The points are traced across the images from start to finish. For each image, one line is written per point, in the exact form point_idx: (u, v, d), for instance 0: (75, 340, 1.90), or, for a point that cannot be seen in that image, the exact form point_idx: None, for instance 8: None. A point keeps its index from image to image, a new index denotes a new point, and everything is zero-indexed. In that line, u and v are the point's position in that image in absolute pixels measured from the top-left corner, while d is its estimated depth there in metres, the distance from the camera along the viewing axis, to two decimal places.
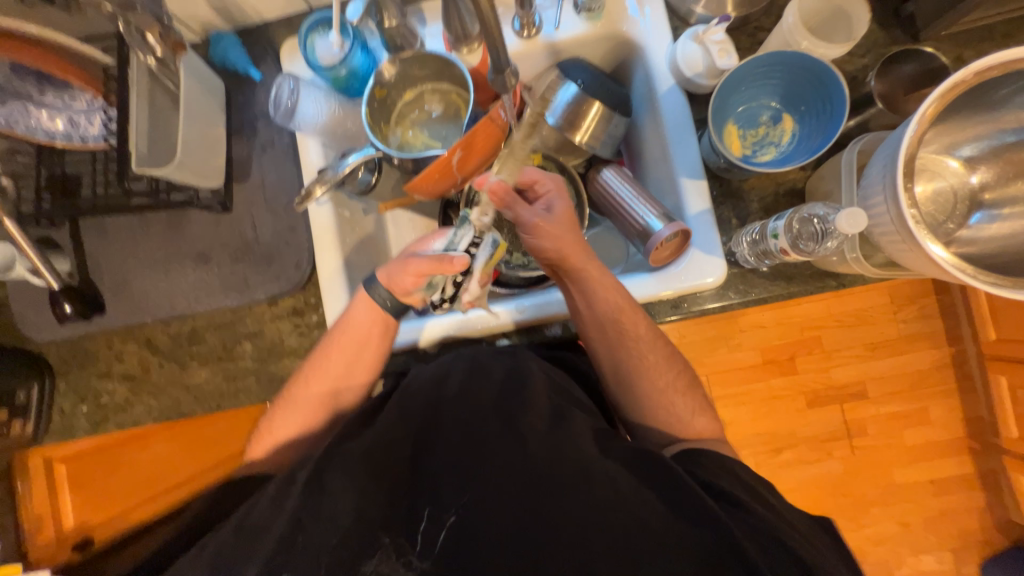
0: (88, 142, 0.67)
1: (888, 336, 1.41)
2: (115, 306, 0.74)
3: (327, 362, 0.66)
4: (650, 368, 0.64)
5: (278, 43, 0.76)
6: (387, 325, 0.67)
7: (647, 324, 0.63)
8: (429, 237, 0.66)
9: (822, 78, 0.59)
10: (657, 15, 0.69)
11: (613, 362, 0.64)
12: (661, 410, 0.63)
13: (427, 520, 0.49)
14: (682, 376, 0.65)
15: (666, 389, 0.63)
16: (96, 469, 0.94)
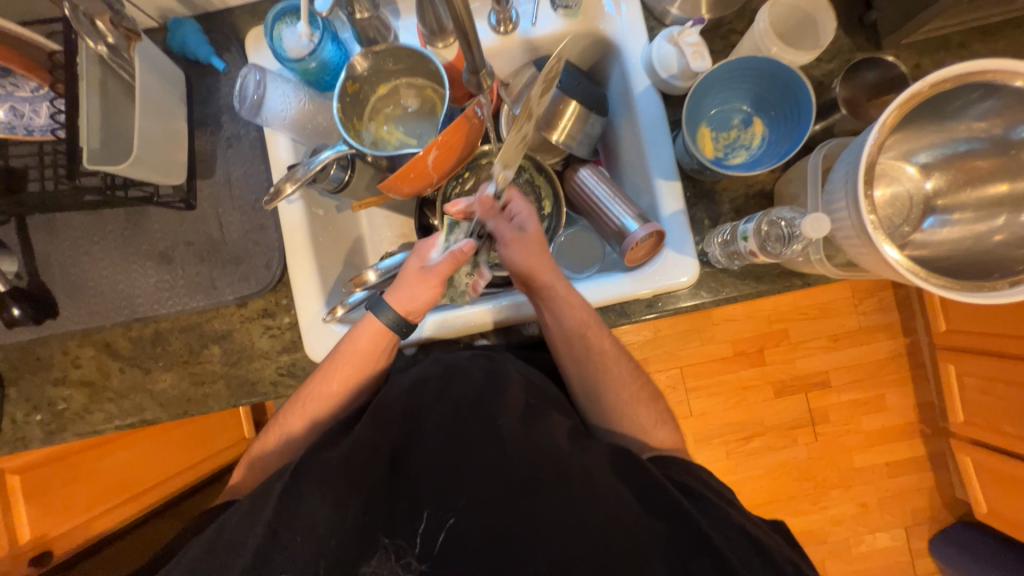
0: (34, 134, 0.62)
1: (849, 328, 1.48)
2: (70, 308, 0.70)
3: (325, 385, 0.63)
4: (615, 381, 0.65)
5: (242, 31, 0.72)
6: (392, 344, 0.65)
7: (612, 340, 0.65)
8: (418, 250, 0.64)
9: (790, 84, 0.61)
10: (634, 14, 0.69)
11: (581, 376, 0.66)
12: (624, 419, 0.64)
13: (426, 522, 0.50)
14: (643, 388, 0.67)
15: (630, 401, 0.65)
16: (59, 478, 0.90)
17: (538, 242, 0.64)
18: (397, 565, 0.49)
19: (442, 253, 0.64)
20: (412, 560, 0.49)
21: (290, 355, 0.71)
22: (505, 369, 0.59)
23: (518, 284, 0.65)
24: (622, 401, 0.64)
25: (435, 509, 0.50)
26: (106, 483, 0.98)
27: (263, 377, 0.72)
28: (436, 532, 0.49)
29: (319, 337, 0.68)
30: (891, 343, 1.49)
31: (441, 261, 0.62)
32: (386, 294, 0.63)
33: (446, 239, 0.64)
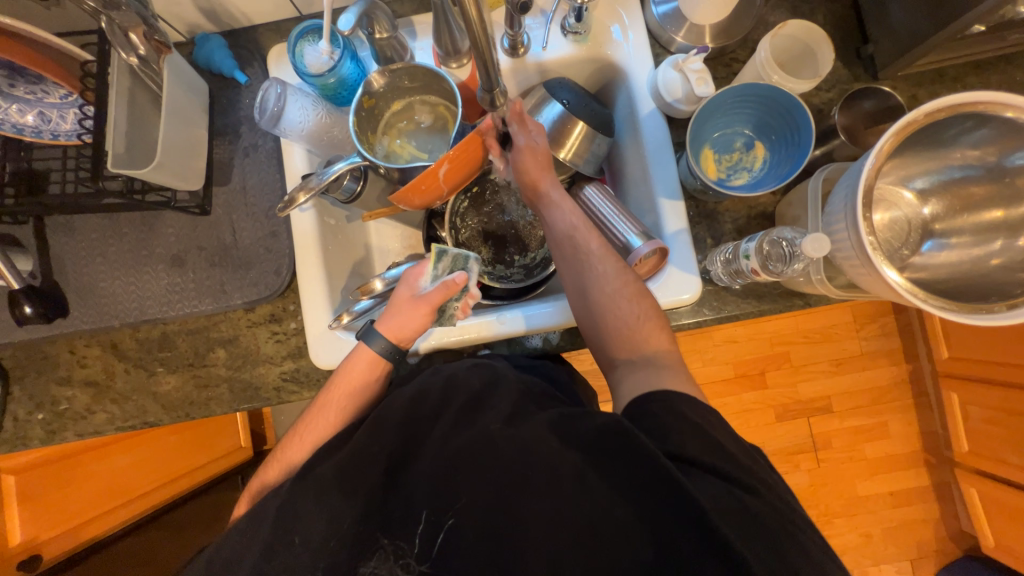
0: (60, 138, 0.65)
1: (851, 352, 1.48)
2: (80, 308, 0.71)
3: (319, 421, 0.60)
4: (620, 297, 0.60)
5: (265, 47, 0.75)
6: (385, 375, 0.64)
7: (603, 242, 0.63)
8: (407, 277, 0.64)
9: (790, 110, 0.63)
10: (641, 41, 0.72)
11: (572, 285, 0.63)
12: (612, 317, 0.60)
13: (425, 522, 0.49)
14: (633, 283, 0.61)
15: (618, 302, 0.60)
16: (50, 481, 0.89)
17: (541, 162, 0.65)
18: (397, 566, 0.49)
19: (432, 281, 0.64)
20: (412, 560, 0.49)
21: (295, 360, 0.72)
22: (506, 376, 0.59)
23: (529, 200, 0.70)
24: (609, 298, 0.60)
25: (434, 510, 0.50)
26: (102, 486, 0.97)
27: (267, 383, 0.72)
28: (435, 532, 0.49)
29: (324, 343, 0.69)
30: (893, 370, 1.48)
31: (432, 291, 0.62)
32: (377, 324, 0.63)
33: (435, 268, 0.65)
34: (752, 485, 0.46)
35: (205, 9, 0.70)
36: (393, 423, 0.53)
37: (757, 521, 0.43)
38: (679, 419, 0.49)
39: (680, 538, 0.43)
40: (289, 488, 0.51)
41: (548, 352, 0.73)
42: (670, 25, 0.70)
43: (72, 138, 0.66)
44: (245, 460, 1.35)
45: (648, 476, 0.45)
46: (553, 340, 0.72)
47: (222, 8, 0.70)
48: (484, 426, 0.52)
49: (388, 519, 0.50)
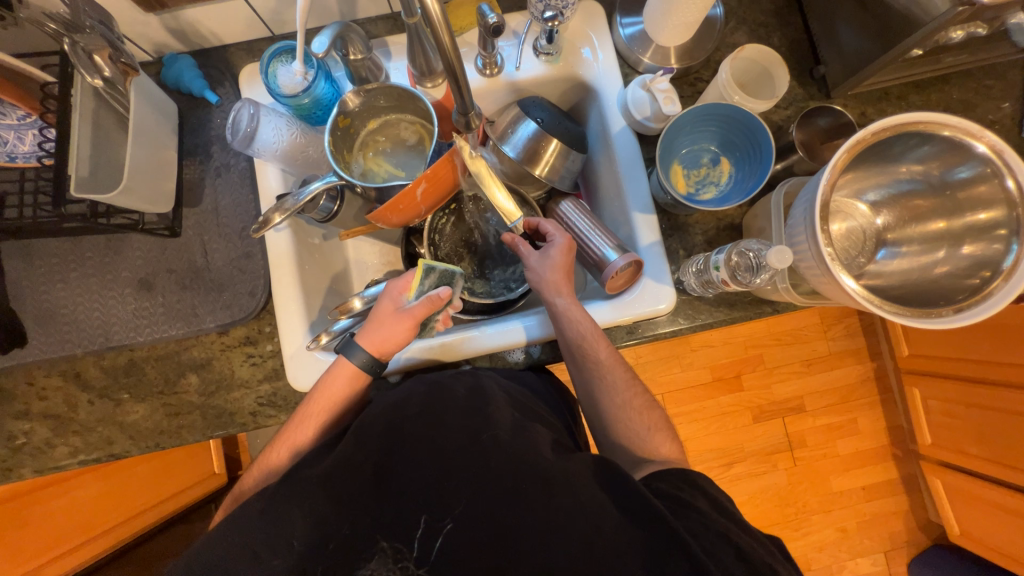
0: (17, 160, 0.62)
1: (820, 352, 1.54)
2: (39, 337, 0.68)
3: (297, 436, 0.60)
4: (632, 411, 0.64)
5: (237, 65, 0.75)
6: (366, 387, 0.64)
7: (611, 350, 0.64)
8: (389, 291, 0.64)
9: (753, 129, 0.66)
10: (611, 61, 0.74)
11: (582, 384, 0.66)
12: (622, 424, 0.63)
13: (424, 528, 0.48)
14: (640, 395, 0.65)
15: (624, 411, 0.64)
16: (12, 519, 0.84)
17: (564, 270, 0.67)
18: (395, 569, 0.47)
19: (414, 297, 0.64)
20: (411, 564, 0.47)
21: (272, 383, 0.70)
22: (489, 388, 0.60)
23: (544, 293, 0.67)
24: (617, 407, 0.64)
25: (432, 516, 0.49)
26: (64, 525, 0.93)
27: (242, 408, 0.70)
28: (433, 537, 0.48)
29: (302, 365, 0.68)
30: (860, 368, 1.55)
31: (415, 304, 0.62)
32: (355, 338, 0.62)
33: (421, 283, 0.63)
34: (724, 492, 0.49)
35: (173, 30, 0.69)
36: (374, 435, 0.54)
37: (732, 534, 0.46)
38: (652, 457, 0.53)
39: (661, 550, 0.44)
40: (267, 494, 0.50)
41: (530, 365, 0.73)
42: (637, 46, 0.73)
43: (31, 159, 0.63)
44: (218, 487, 1.31)
45: (627, 489, 0.48)
46: (535, 354, 0.73)
47: (190, 27, 0.69)
48: (473, 443, 0.52)
49: (387, 528, 0.49)
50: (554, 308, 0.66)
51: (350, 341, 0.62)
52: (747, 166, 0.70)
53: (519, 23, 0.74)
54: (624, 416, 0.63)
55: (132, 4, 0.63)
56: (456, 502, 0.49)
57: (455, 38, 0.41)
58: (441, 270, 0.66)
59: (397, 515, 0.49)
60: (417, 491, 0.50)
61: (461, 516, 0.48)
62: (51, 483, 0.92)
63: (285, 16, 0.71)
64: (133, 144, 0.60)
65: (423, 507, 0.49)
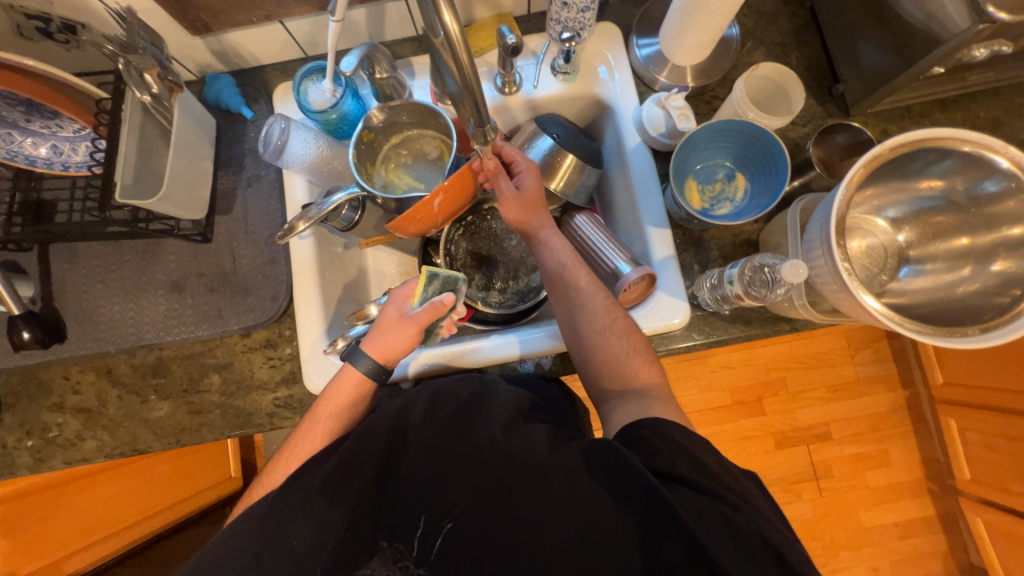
0: (70, 169, 0.70)
1: (847, 378, 1.48)
2: (78, 334, 0.73)
3: (303, 445, 0.60)
4: (613, 337, 0.62)
5: (272, 85, 0.80)
6: (372, 394, 0.65)
7: (592, 278, 0.66)
8: (395, 298, 0.66)
9: (768, 145, 0.66)
10: (626, 80, 0.76)
11: (564, 321, 0.65)
12: (603, 351, 0.62)
13: (424, 527, 0.49)
14: (621, 319, 0.63)
15: (605, 339, 0.62)
16: (34, 513, 0.88)
17: (537, 202, 0.68)
18: (396, 569, 0.48)
19: (417, 304, 0.65)
20: (411, 563, 0.48)
21: (289, 386, 0.72)
22: (497, 391, 0.60)
23: (524, 232, 0.71)
24: (598, 339, 0.62)
25: (431, 515, 0.49)
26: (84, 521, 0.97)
27: (260, 409, 0.72)
28: (433, 537, 0.48)
29: (318, 368, 0.70)
30: (890, 396, 1.48)
31: (419, 310, 0.63)
32: (363, 342, 0.63)
33: (424, 289, 0.65)
34: (730, 495, 0.46)
35: (216, 52, 0.74)
36: (383, 439, 0.54)
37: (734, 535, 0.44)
38: (643, 437, 0.51)
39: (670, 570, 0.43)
40: (277, 493, 0.51)
41: (541, 376, 0.73)
42: (653, 66, 0.75)
43: (82, 168, 0.71)
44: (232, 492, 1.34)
45: (626, 481, 0.47)
46: (546, 366, 0.73)
47: (232, 49, 0.74)
48: (471, 441, 0.53)
49: (387, 530, 0.50)
50: (535, 242, 0.70)
51: (358, 344, 0.64)
52: (761, 180, 0.70)
53: (538, 44, 0.77)
54: (604, 343, 0.62)
55: (182, 29, 0.68)
56: (454, 504, 0.49)
57: (472, 53, 0.44)
58: (444, 276, 0.67)
59: (398, 513, 0.50)
60: (414, 495, 0.50)
61: (459, 516, 0.49)
62: (76, 479, 0.96)
63: (318, 39, 0.76)
64: (173, 154, 0.64)
65: (422, 507, 0.50)
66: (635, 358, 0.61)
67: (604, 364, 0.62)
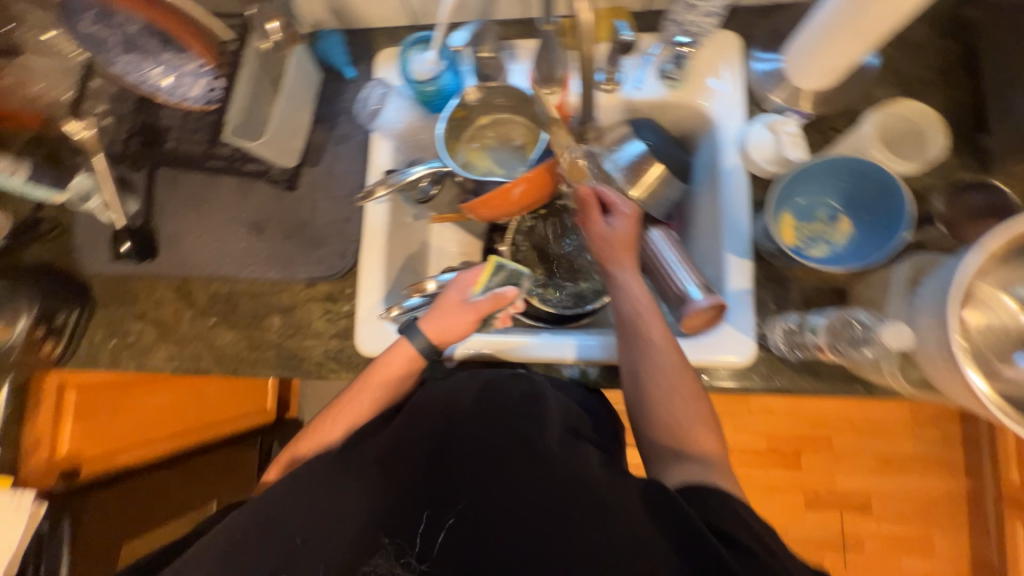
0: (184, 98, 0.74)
1: (903, 453, 1.36)
2: (167, 254, 0.79)
3: (350, 407, 0.65)
4: (678, 401, 0.58)
5: (377, 48, 0.81)
6: (419, 372, 0.66)
7: (666, 332, 0.60)
8: (458, 282, 0.66)
9: (890, 192, 0.59)
10: (737, 95, 0.71)
11: (626, 369, 0.62)
12: (664, 411, 0.59)
13: (426, 522, 0.52)
14: (689, 384, 0.59)
15: (669, 401, 0.59)
16: (98, 406, 0.99)
17: (626, 243, 0.65)
18: (398, 565, 0.51)
19: (480, 292, 0.65)
20: (412, 560, 0.51)
21: (341, 341, 0.75)
22: (545, 394, 0.60)
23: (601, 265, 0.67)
24: (660, 399, 0.59)
25: (434, 512, 0.52)
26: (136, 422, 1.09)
27: (311, 357, 0.75)
28: (437, 530, 0.52)
29: (371, 331, 0.72)
30: (948, 483, 1.35)
31: (481, 298, 0.64)
32: (420, 320, 0.65)
33: (489, 279, 0.66)
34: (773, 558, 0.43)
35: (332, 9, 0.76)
36: None
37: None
38: None
39: None
40: None
41: (585, 385, 0.71)
42: (770, 83, 0.70)
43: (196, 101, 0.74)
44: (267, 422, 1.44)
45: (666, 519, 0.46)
46: (591, 375, 0.71)
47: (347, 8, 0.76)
48: None
49: (392, 522, 0.52)
50: (610, 280, 0.66)
51: (416, 321, 0.65)
52: (863, 224, 0.65)
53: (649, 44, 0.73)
54: (666, 402, 0.59)
55: None
56: (457, 499, 0.53)
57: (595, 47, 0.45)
58: (509, 269, 0.67)
59: (408, 498, 0.53)
60: (428, 486, 0.54)
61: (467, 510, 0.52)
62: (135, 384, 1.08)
63: (429, 9, 0.76)
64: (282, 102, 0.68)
65: (427, 502, 0.53)
66: (696, 427, 0.58)
67: (661, 424, 0.59)
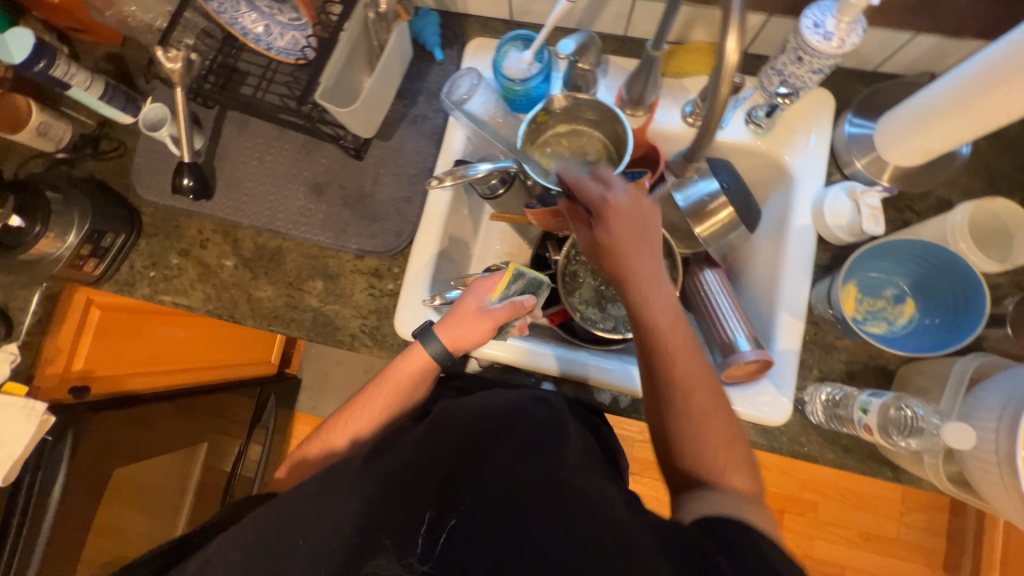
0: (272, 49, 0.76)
1: (886, 533, 1.35)
2: (223, 197, 0.79)
3: (366, 409, 0.65)
4: (707, 431, 0.54)
5: (468, 36, 0.80)
6: (433, 377, 0.66)
7: (688, 358, 0.56)
8: (477, 288, 0.65)
9: (965, 288, 0.57)
10: (819, 157, 0.70)
11: (648, 394, 0.58)
12: (692, 446, 0.54)
13: (426, 524, 0.48)
14: (720, 419, 0.55)
15: (693, 423, 0.54)
16: (119, 329, 1.00)
17: (631, 232, 0.57)
18: (400, 567, 0.46)
19: (497, 299, 0.64)
20: (415, 562, 0.46)
21: (379, 318, 0.75)
22: (568, 419, 0.60)
23: (614, 279, 0.60)
24: (685, 420, 0.55)
25: (437, 513, 0.48)
26: (148, 351, 1.09)
27: (346, 328, 0.75)
28: (436, 532, 0.47)
29: (412, 314, 0.71)
30: (925, 573, 1.34)
31: (498, 306, 0.63)
32: (435, 326, 0.65)
33: (507, 286, 0.64)
34: None
35: None
36: None
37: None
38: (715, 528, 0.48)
39: None
40: None
41: (611, 412, 0.72)
42: (856, 148, 0.69)
43: (281, 53, 0.75)
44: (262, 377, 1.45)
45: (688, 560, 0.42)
46: (622, 403, 0.72)
47: None
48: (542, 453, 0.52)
49: (395, 520, 0.48)
50: (625, 295, 0.59)
51: (429, 325, 0.65)
52: (943, 316, 0.60)
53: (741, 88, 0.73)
54: (681, 430, 0.55)
55: None
56: (461, 499, 0.49)
57: (731, 87, 0.46)
58: (526, 278, 0.66)
59: (411, 495, 0.49)
60: (433, 487, 0.50)
61: (470, 516, 0.48)
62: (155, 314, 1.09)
63: (530, 7, 0.76)
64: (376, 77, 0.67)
65: (432, 503, 0.49)
66: (715, 446, 0.54)
67: (681, 450, 0.55)
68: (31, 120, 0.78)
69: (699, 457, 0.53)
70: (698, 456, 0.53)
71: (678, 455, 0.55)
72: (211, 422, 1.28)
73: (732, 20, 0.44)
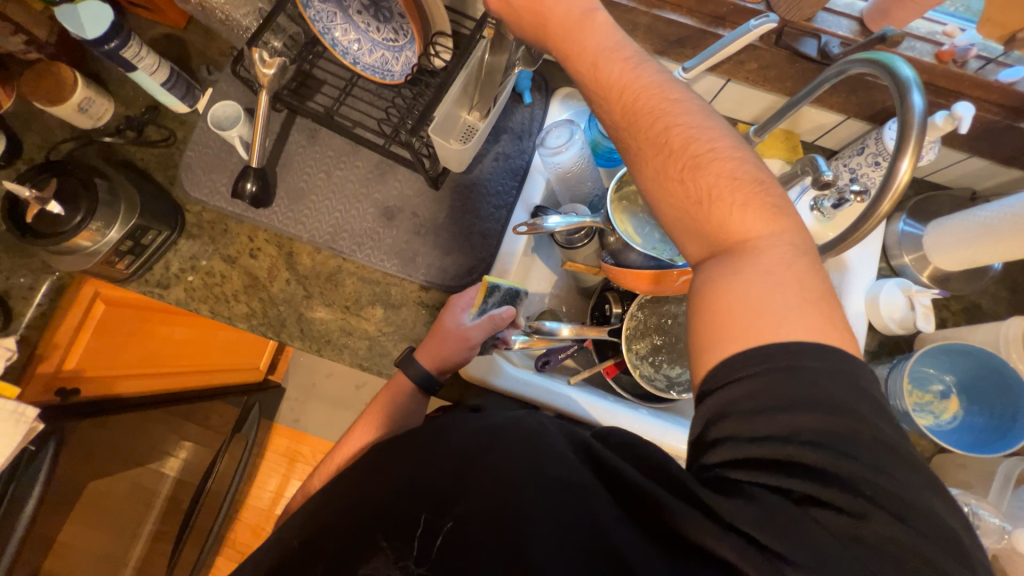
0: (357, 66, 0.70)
1: None
2: (283, 208, 0.75)
3: (353, 443, 0.61)
4: (750, 221, 0.42)
5: (554, 83, 0.82)
6: (413, 401, 0.63)
7: (698, 140, 0.45)
8: (454, 307, 0.65)
9: (1015, 392, 0.60)
10: (872, 253, 0.75)
11: (656, 194, 0.46)
12: (744, 249, 0.42)
13: (422, 524, 0.41)
14: (761, 200, 0.43)
15: (713, 203, 0.43)
16: (119, 326, 0.89)
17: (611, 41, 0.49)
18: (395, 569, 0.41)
19: (474, 314, 0.64)
20: (411, 564, 0.41)
21: None
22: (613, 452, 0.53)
23: (592, 93, 0.49)
24: (700, 203, 0.43)
25: (433, 513, 0.41)
26: (144, 351, 0.99)
27: None
28: (434, 534, 0.41)
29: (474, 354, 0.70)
30: None
31: (474, 322, 0.63)
32: (417, 351, 0.64)
33: (484, 301, 0.64)
34: None
35: None
36: None
37: (809, 520, 0.35)
38: None
39: None
40: None
41: None
42: (906, 245, 0.75)
43: (364, 69, 0.70)
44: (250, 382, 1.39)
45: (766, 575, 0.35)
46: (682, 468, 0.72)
47: None
48: None
49: (393, 520, 0.42)
50: (600, 109, 0.49)
51: (415, 351, 0.65)
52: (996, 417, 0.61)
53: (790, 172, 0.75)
54: (732, 322, 0.39)
55: None
56: (458, 500, 0.41)
57: (894, 208, 0.43)
58: (501, 289, 0.65)
59: (407, 491, 0.43)
60: (433, 479, 0.43)
61: (463, 518, 0.40)
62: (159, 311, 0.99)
63: None
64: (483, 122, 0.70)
65: (424, 502, 0.42)
66: (789, 281, 0.40)
67: (745, 244, 0.42)
68: (75, 94, 0.70)
69: (762, 279, 0.40)
70: (762, 321, 0.38)
71: (749, 246, 0.41)
72: (179, 427, 1.14)
73: (911, 133, 0.41)
